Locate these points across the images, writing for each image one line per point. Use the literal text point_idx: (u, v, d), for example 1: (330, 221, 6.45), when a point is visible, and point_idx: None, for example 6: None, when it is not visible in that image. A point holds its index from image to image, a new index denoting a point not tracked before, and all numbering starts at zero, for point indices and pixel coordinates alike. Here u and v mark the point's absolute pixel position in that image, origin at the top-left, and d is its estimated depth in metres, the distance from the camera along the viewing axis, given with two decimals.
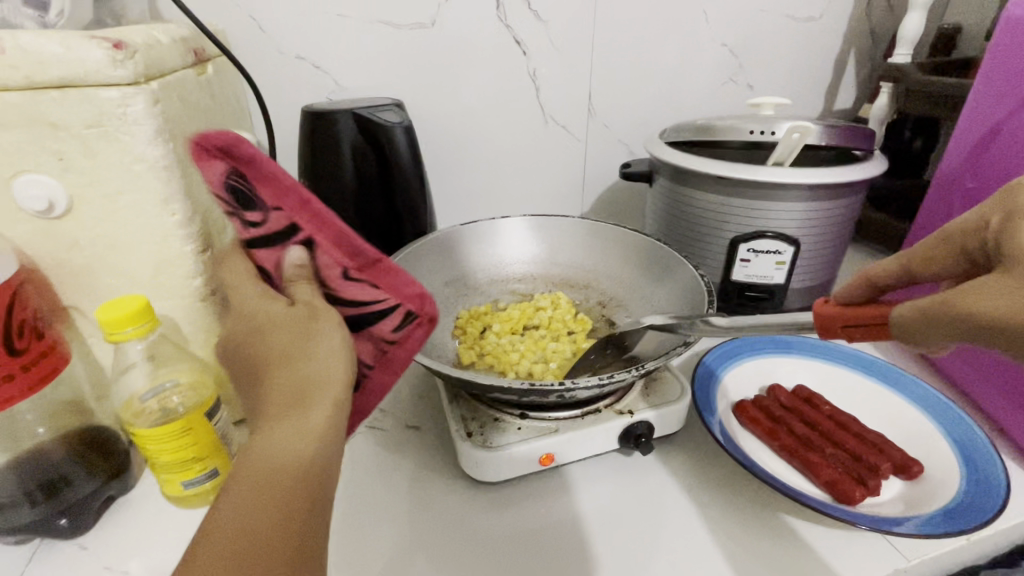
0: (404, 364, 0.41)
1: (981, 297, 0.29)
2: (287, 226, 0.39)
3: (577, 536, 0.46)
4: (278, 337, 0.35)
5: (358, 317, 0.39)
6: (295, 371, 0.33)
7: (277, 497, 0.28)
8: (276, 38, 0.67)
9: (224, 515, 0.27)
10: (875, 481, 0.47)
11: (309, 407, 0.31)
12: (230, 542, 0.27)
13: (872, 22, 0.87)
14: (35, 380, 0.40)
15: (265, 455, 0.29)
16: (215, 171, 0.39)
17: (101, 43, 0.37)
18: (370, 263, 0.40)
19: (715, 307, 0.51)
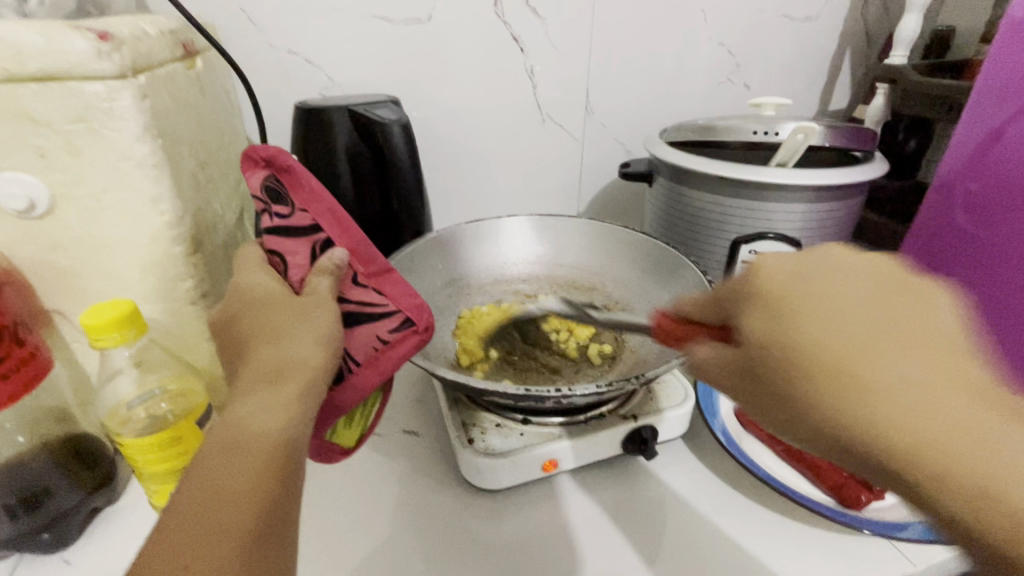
0: (392, 368, 0.38)
1: (714, 368, 0.30)
2: (308, 226, 0.40)
3: (585, 544, 0.45)
4: (264, 317, 0.35)
5: (356, 315, 0.38)
6: (274, 350, 0.33)
7: (244, 471, 0.29)
8: (267, 33, 0.65)
9: (199, 479, 0.29)
10: (879, 485, 0.47)
11: (285, 383, 0.32)
12: (201, 502, 0.28)
13: (868, 24, 0.87)
14: (19, 388, 0.38)
15: (238, 429, 0.30)
16: (255, 178, 0.42)
17: (85, 33, 0.35)
18: (377, 271, 0.40)
19: None
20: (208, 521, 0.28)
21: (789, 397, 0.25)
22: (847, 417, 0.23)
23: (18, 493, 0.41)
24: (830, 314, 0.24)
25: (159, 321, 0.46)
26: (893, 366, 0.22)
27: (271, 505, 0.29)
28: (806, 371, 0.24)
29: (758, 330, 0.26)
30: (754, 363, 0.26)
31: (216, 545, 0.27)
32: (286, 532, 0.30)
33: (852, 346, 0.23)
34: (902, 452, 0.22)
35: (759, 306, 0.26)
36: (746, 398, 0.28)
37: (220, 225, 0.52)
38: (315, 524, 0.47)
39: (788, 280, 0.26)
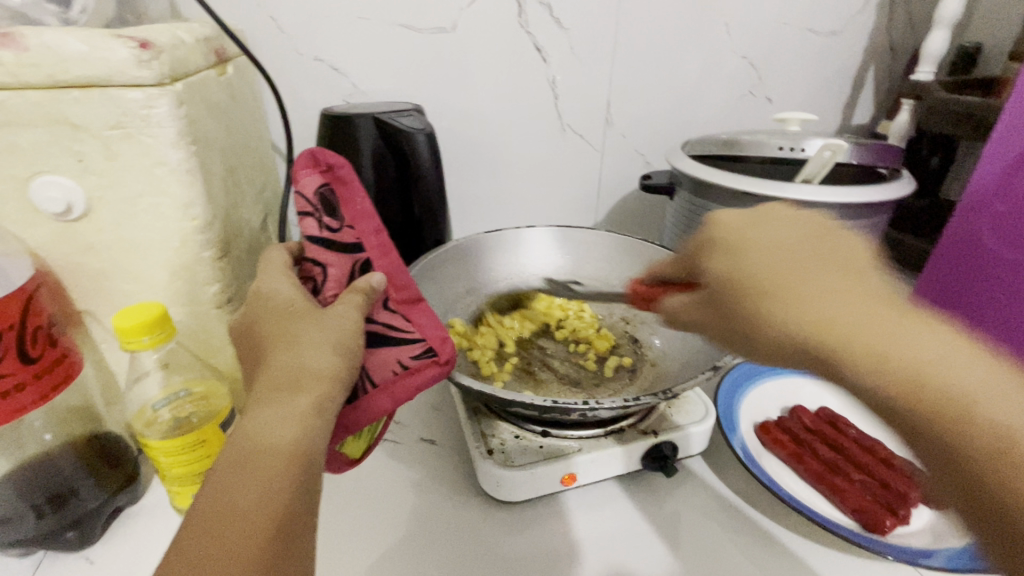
0: (406, 397, 0.38)
1: (689, 313, 0.36)
2: (353, 244, 0.41)
3: (601, 560, 0.45)
4: (281, 323, 0.35)
5: (381, 337, 0.39)
6: (291, 357, 0.33)
7: (261, 481, 0.28)
8: (295, 39, 0.66)
9: (215, 498, 0.28)
10: (905, 511, 0.46)
11: (302, 394, 0.31)
12: (217, 521, 0.27)
13: (893, 39, 0.86)
14: (47, 389, 0.38)
15: (254, 437, 0.30)
16: (308, 181, 0.41)
17: (127, 42, 0.36)
18: (408, 300, 0.41)
19: None
20: (227, 541, 0.27)
21: (744, 320, 0.31)
22: (772, 322, 0.29)
23: (44, 493, 0.41)
24: (769, 251, 0.31)
25: (186, 324, 0.46)
26: (824, 279, 0.29)
27: (292, 521, 0.28)
28: (747, 291, 0.30)
29: (716, 267, 0.33)
30: (716, 297, 0.33)
31: (236, 567, 0.26)
32: (305, 553, 0.29)
33: (783, 267, 0.30)
34: (818, 341, 0.27)
35: (713, 252, 0.33)
36: (721, 338, 0.34)
37: (246, 230, 0.53)
38: (332, 529, 0.47)
39: (739, 231, 0.33)
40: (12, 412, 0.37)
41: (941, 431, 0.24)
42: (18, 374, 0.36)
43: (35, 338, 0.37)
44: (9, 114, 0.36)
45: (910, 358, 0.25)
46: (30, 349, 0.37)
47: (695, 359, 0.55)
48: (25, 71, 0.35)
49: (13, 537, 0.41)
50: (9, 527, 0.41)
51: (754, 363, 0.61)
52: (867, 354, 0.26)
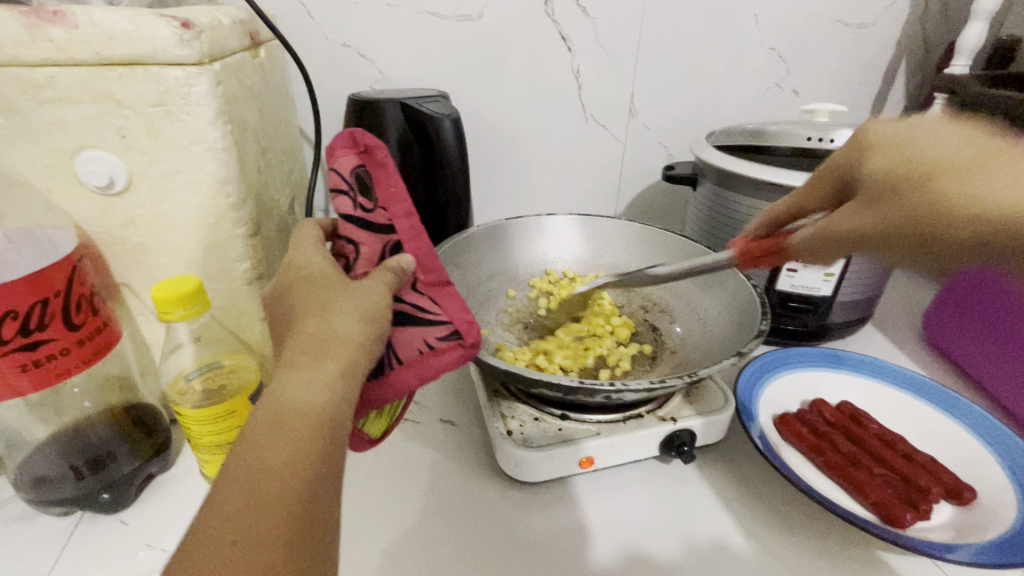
0: (431, 374, 0.39)
1: (834, 225, 0.36)
2: (386, 225, 0.42)
3: (616, 542, 0.45)
4: (311, 292, 0.36)
5: (410, 317, 0.40)
6: (320, 324, 0.34)
7: (290, 443, 0.29)
8: (325, 25, 0.67)
9: (244, 458, 0.29)
10: (927, 505, 0.45)
11: (329, 359, 0.32)
12: (246, 476, 0.28)
13: (926, 31, 0.84)
14: (88, 355, 0.40)
15: (283, 399, 0.30)
16: (345, 161, 0.42)
17: (170, 20, 0.37)
18: (436, 283, 0.42)
19: (769, 321, 0.50)
20: (255, 497, 0.27)
21: (918, 212, 0.31)
22: (949, 203, 0.30)
23: (82, 455, 0.44)
24: (937, 143, 0.32)
25: (218, 299, 0.48)
26: (1004, 161, 0.29)
27: (316, 482, 0.29)
28: (918, 182, 0.31)
29: (875, 166, 0.34)
30: (883, 192, 0.33)
31: (262, 521, 0.27)
32: (327, 513, 0.29)
33: (958, 152, 0.31)
34: (1009, 217, 0.28)
35: (873, 154, 0.35)
36: (876, 239, 0.34)
37: (276, 211, 0.54)
38: (355, 504, 0.49)
39: (897, 132, 0.34)
40: (56, 376, 0.38)
41: None
42: (63, 340, 0.38)
43: (79, 306, 0.39)
44: (58, 90, 0.38)
45: None
46: (75, 317, 0.39)
47: (718, 347, 0.55)
48: (74, 49, 0.36)
49: (55, 496, 0.43)
50: (52, 486, 0.43)
51: (773, 356, 0.61)
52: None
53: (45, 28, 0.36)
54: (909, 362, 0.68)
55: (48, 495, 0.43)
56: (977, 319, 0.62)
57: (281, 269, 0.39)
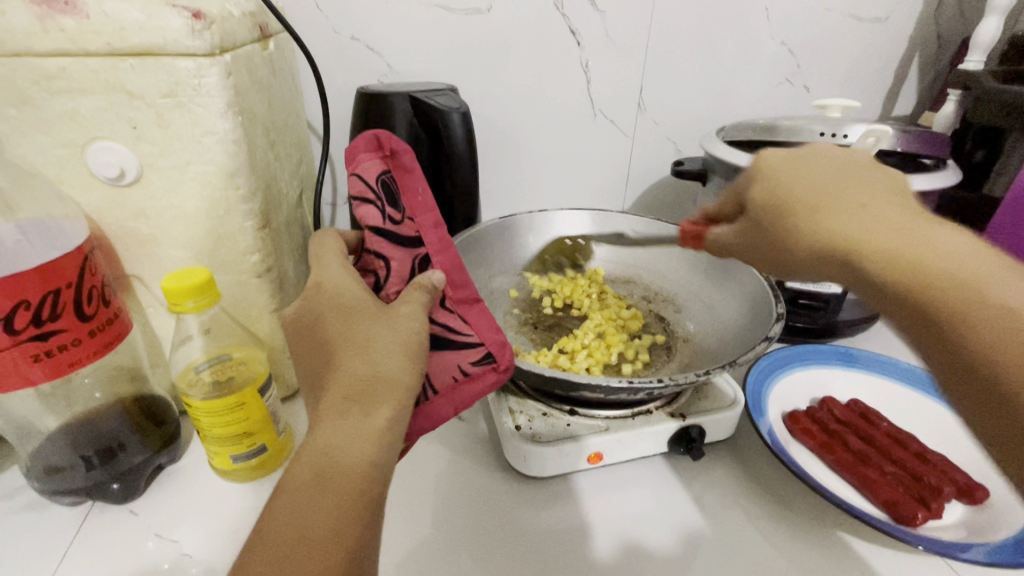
0: (467, 402, 0.40)
1: (735, 241, 0.40)
2: (413, 237, 0.42)
3: (623, 538, 0.45)
4: (350, 324, 0.35)
5: (443, 340, 0.40)
6: (363, 365, 0.33)
7: (338, 499, 0.29)
8: (333, 18, 0.67)
9: (292, 513, 0.29)
10: (938, 504, 0.45)
11: (373, 408, 0.32)
12: (293, 534, 0.28)
13: (940, 26, 0.82)
14: (99, 346, 0.40)
15: (329, 450, 0.30)
16: (370, 167, 0.42)
17: (181, 11, 0.36)
18: (464, 299, 0.42)
19: (783, 303, 0.52)
20: (305, 557, 0.27)
21: (784, 237, 0.34)
22: (804, 232, 0.33)
23: (93, 446, 0.43)
24: (818, 174, 0.35)
25: (228, 292, 0.48)
26: (866, 199, 0.32)
27: (363, 538, 0.29)
28: (785, 211, 0.34)
29: (757, 193, 0.37)
30: (759, 218, 0.37)
31: None
32: (370, 563, 0.29)
33: (811, 185, 0.34)
34: (835, 248, 0.31)
35: (765, 176, 0.37)
36: (761, 255, 0.38)
37: (285, 204, 0.54)
38: None
39: (781, 163, 0.36)
40: (68, 366, 0.39)
41: (974, 352, 0.26)
42: (74, 331, 0.38)
43: (90, 297, 0.39)
44: (70, 81, 0.38)
45: (925, 253, 0.28)
46: (86, 308, 0.39)
47: (733, 334, 0.56)
48: (86, 39, 0.36)
49: (66, 485, 0.44)
50: (63, 475, 0.43)
51: (782, 353, 0.61)
52: (889, 262, 0.29)
53: (56, 17, 0.36)
54: (919, 360, 0.67)
55: (59, 483, 0.44)
56: None
57: (310, 289, 0.38)
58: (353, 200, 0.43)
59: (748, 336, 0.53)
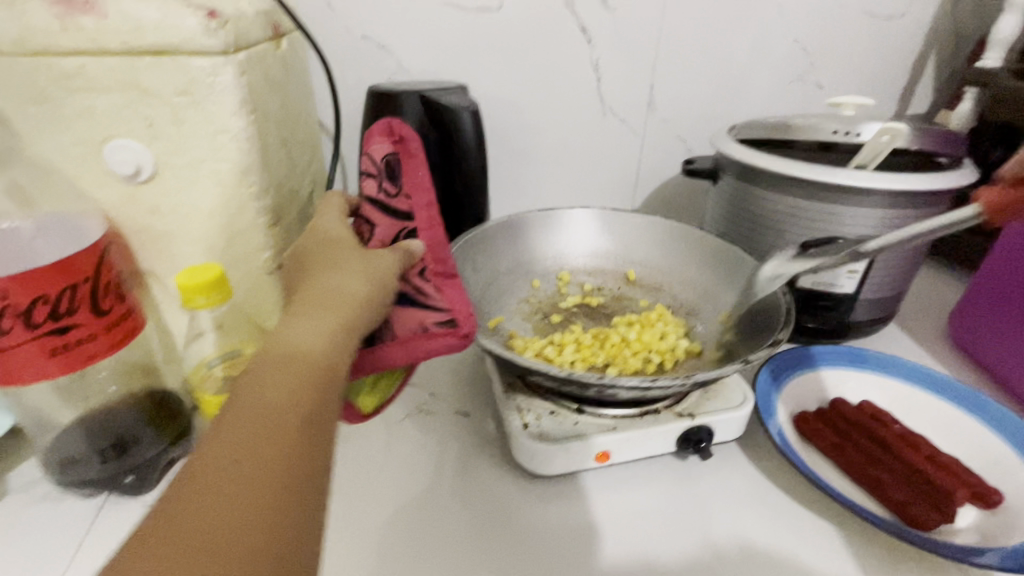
0: (419, 354, 0.41)
1: None
2: (405, 212, 0.46)
3: (630, 536, 0.45)
4: (323, 253, 0.39)
5: (411, 298, 0.43)
6: (329, 279, 0.36)
7: (293, 379, 0.30)
8: (345, 17, 0.67)
9: (250, 387, 0.30)
10: (952, 508, 0.44)
11: (333, 311, 0.34)
12: (248, 409, 0.29)
13: (956, 24, 0.81)
14: (115, 340, 0.41)
15: (289, 339, 0.32)
16: (379, 148, 0.47)
17: (197, 10, 0.37)
18: (444, 273, 0.45)
19: (789, 328, 0.48)
20: (258, 425, 0.28)
21: None
22: None
23: (107, 439, 0.45)
24: None
25: (239, 288, 0.48)
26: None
27: (315, 418, 0.30)
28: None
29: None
30: None
31: (266, 445, 0.28)
32: (322, 444, 0.30)
33: None
34: None
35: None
36: None
37: (296, 202, 0.55)
38: (370, 492, 0.49)
39: None
40: (84, 359, 0.39)
41: None
42: (90, 326, 0.39)
43: (106, 292, 0.40)
44: (87, 79, 0.38)
45: None
46: (102, 303, 0.39)
47: (742, 339, 0.55)
48: (103, 38, 0.37)
49: (81, 477, 0.44)
50: (78, 467, 0.44)
51: (793, 353, 0.60)
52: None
53: (76, 17, 0.36)
54: (932, 362, 0.66)
55: (74, 475, 0.44)
56: (1005, 317, 0.60)
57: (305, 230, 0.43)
58: (363, 174, 0.48)
59: (754, 339, 0.52)
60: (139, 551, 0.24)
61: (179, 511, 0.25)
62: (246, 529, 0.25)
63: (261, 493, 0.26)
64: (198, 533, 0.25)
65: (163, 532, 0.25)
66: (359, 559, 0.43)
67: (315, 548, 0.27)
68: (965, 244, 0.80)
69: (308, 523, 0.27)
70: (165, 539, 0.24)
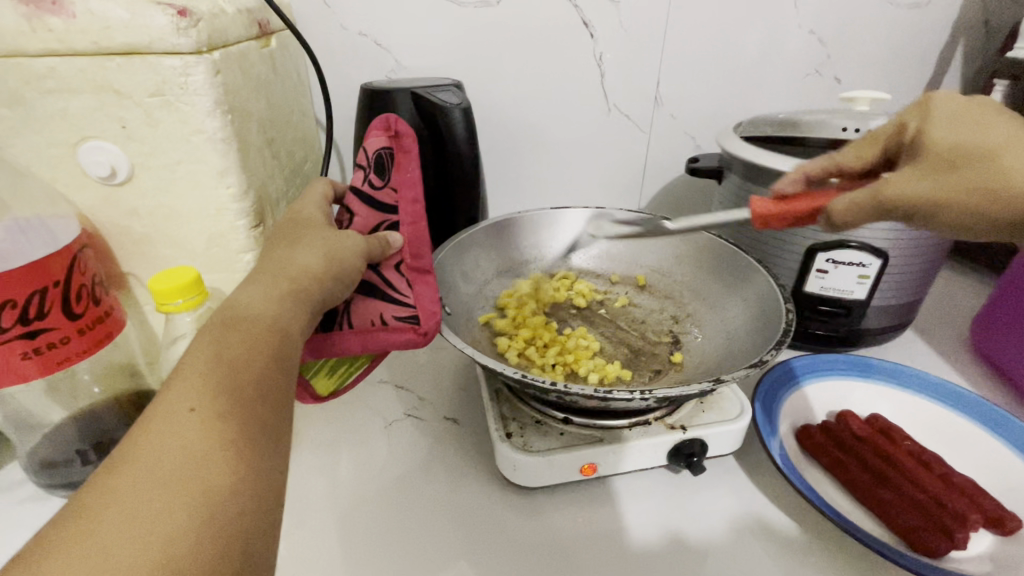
0: (376, 346, 0.42)
1: (910, 182, 0.35)
2: (390, 205, 0.45)
3: (615, 552, 0.43)
4: (288, 231, 0.40)
5: (378, 290, 0.43)
6: (286, 254, 0.37)
7: (246, 337, 0.31)
8: (340, 14, 0.66)
9: (202, 347, 0.30)
10: (963, 534, 0.40)
11: (287, 281, 0.35)
12: (201, 366, 0.29)
13: (988, 12, 0.76)
14: (90, 344, 0.41)
15: (241, 306, 0.33)
16: (372, 139, 0.45)
17: (166, 9, 0.36)
18: (419, 270, 0.44)
19: (783, 347, 0.45)
20: (211, 379, 0.29)
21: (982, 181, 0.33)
22: (1006, 179, 0.32)
23: (92, 440, 0.45)
24: (988, 126, 0.34)
25: (220, 290, 0.48)
26: (990, 121, 0.34)
27: (268, 373, 0.30)
28: (987, 157, 0.33)
29: (939, 135, 0.35)
30: (931, 161, 0.35)
31: (221, 396, 0.28)
32: (277, 397, 0.30)
33: (994, 134, 0.33)
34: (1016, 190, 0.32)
35: (930, 127, 0.35)
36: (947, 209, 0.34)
37: (283, 202, 0.54)
38: (351, 496, 0.48)
39: (949, 109, 0.36)
40: (59, 363, 0.39)
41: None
42: (63, 329, 0.39)
43: (79, 296, 0.40)
44: (59, 80, 0.38)
45: (1016, 167, 0.32)
46: (75, 307, 0.39)
47: (741, 348, 0.52)
48: (72, 38, 0.36)
49: (62, 480, 0.44)
50: (59, 470, 0.44)
51: (797, 362, 0.57)
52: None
53: (44, 17, 0.36)
54: (952, 373, 0.62)
55: (55, 478, 0.44)
56: None
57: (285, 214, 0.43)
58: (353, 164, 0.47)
59: (753, 351, 0.49)
60: (94, 500, 0.24)
61: (132, 460, 0.25)
62: (208, 469, 0.26)
63: (219, 444, 0.26)
64: (153, 478, 0.25)
65: (117, 478, 0.24)
66: (332, 571, 0.41)
67: (275, 493, 0.28)
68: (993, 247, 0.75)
69: (267, 472, 0.28)
70: (118, 486, 0.24)
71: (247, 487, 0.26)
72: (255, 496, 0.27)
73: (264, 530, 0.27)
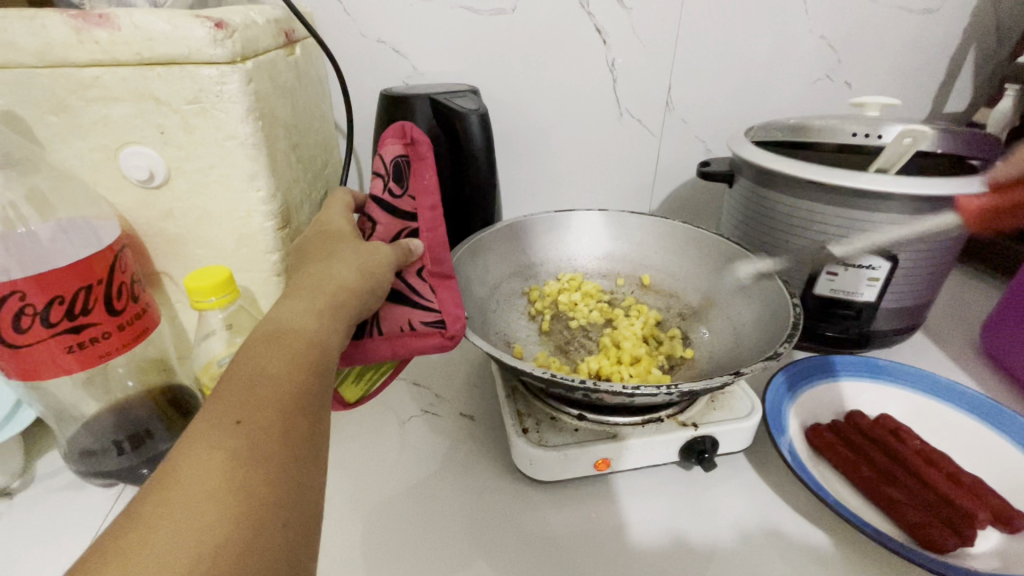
0: (405, 351, 0.43)
1: None
2: (409, 212, 0.46)
3: (628, 545, 0.45)
4: (322, 243, 0.42)
5: (402, 295, 0.44)
6: (322, 267, 0.39)
7: (287, 351, 0.33)
8: (360, 22, 0.68)
9: (248, 358, 0.32)
10: (972, 531, 0.41)
11: (324, 294, 0.37)
12: (246, 380, 0.31)
13: (998, 17, 0.77)
14: (128, 338, 0.43)
15: (281, 319, 0.35)
16: (391, 149, 0.47)
17: (204, 22, 0.38)
18: (441, 274, 0.46)
19: (792, 344, 0.46)
20: (256, 393, 0.30)
21: None
22: None
23: (126, 431, 0.47)
24: None
25: (250, 289, 0.50)
26: None
27: (307, 386, 0.32)
28: None
29: None
30: None
31: (263, 409, 0.30)
32: (315, 408, 0.32)
33: None
34: None
35: None
36: None
37: (306, 205, 0.56)
38: (372, 489, 0.50)
39: None
40: (99, 357, 0.41)
41: None
42: (105, 324, 0.41)
43: (120, 293, 0.42)
44: (102, 89, 0.40)
45: None
46: (116, 303, 0.41)
47: (749, 347, 0.53)
48: (117, 49, 0.38)
49: (100, 468, 0.46)
50: (97, 459, 0.46)
51: (807, 363, 0.58)
52: None
53: (91, 30, 0.38)
54: (963, 375, 0.63)
55: (93, 466, 0.46)
56: None
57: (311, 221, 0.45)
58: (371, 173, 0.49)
59: (760, 350, 0.50)
60: (151, 508, 0.26)
61: (183, 468, 0.27)
62: (252, 479, 0.27)
63: (262, 456, 0.28)
64: (202, 486, 0.26)
65: (172, 488, 0.26)
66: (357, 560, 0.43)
67: (313, 501, 0.30)
68: (1004, 250, 0.76)
69: (304, 482, 0.29)
70: (173, 493, 0.26)
71: (285, 495, 0.28)
72: (295, 506, 0.28)
73: (303, 536, 0.28)
